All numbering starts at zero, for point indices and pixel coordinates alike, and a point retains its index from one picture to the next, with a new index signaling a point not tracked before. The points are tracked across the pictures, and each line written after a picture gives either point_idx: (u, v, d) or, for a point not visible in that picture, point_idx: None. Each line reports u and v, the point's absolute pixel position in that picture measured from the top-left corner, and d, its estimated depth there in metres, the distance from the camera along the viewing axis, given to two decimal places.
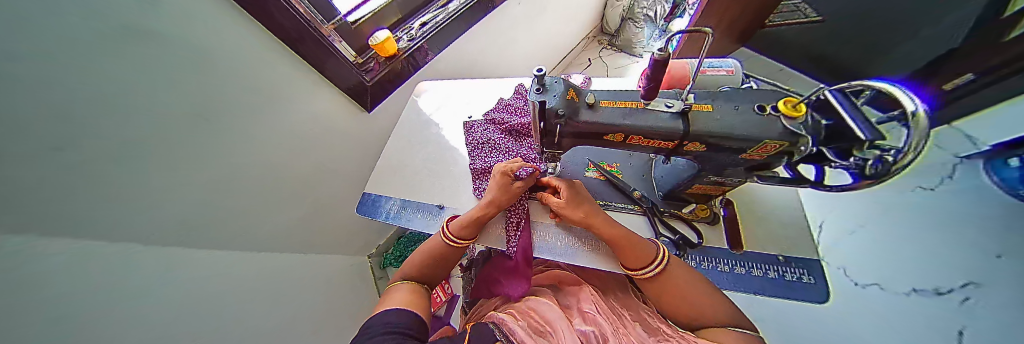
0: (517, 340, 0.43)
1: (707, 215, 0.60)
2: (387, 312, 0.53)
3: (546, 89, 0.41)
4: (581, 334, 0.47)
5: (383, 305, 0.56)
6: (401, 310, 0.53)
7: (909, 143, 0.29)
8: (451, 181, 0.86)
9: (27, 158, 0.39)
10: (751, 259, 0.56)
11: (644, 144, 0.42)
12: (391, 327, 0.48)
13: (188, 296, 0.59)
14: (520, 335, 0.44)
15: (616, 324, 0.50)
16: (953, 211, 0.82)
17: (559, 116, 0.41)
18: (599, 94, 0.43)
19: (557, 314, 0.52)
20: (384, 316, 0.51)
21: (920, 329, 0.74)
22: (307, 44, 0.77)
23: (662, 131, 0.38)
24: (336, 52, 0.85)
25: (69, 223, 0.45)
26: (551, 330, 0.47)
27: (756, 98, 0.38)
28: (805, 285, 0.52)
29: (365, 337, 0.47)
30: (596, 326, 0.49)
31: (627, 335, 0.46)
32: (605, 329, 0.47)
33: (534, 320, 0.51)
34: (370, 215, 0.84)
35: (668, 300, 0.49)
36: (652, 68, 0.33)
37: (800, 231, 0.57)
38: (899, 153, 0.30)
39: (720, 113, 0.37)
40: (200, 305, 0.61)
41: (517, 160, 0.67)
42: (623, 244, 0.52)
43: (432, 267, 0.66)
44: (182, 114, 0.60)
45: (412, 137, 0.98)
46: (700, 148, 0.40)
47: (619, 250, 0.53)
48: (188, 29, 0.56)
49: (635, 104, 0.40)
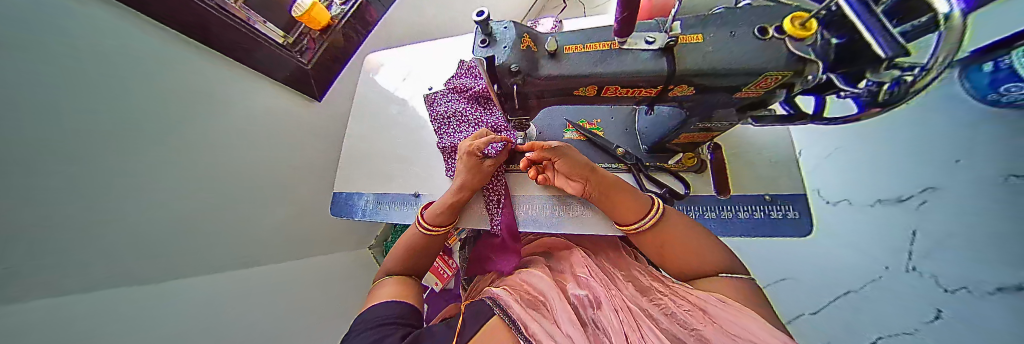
0: (513, 312, 0.40)
1: (693, 164, 0.57)
2: (375, 307, 0.49)
3: (493, 43, 0.32)
4: (575, 299, 0.45)
5: (371, 301, 0.52)
6: (397, 303, 0.51)
7: (933, 59, 0.23)
8: (421, 164, 0.78)
9: (44, 179, 0.43)
10: (739, 202, 0.54)
11: (623, 95, 0.35)
12: (385, 320, 0.45)
13: (162, 325, 0.55)
14: (515, 307, 0.42)
15: (610, 284, 0.48)
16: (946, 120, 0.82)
17: (514, 73, 0.32)
18: (563, 37, 0.33)
19: (547, 283, 0.50)
20: (379, 309, 0.48)
21: (876, 236, 0.92)
22: (216, 32, 0.67)
23: (642, 76, 0.31)
24: (263, 37, 0.76)
25: (73, 235, 0.47)
26: (544, 300, 0.45)
27: (756, 18, 0.30)
28: (791, 221, 0.52)
29: (358, 331, 0.44)
30: (589, 289, 0.47)
31: (620, 295, 0.45)
32: (598, 291, 0.45)
33: (527, 292, 0.49)
34: (346, 215, 0.78)
35: (663, 251, 0.48)
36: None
37: (788, 167, 0.55)
38: (921, 72, 0.25)
39: (711, 44, 0.29)
40: (177, 333, 0.56)
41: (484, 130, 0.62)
42: (613, 201, 0.52)
43: (414, 256, 0.62)
44: (101, 128, 0.49)
45: (371, 120, 0.87)
46: (688, 91, 0.34)
47: (610, 209, 0.53)
48: (107, 37, 0.50)
49: (606, 45, 0.32)
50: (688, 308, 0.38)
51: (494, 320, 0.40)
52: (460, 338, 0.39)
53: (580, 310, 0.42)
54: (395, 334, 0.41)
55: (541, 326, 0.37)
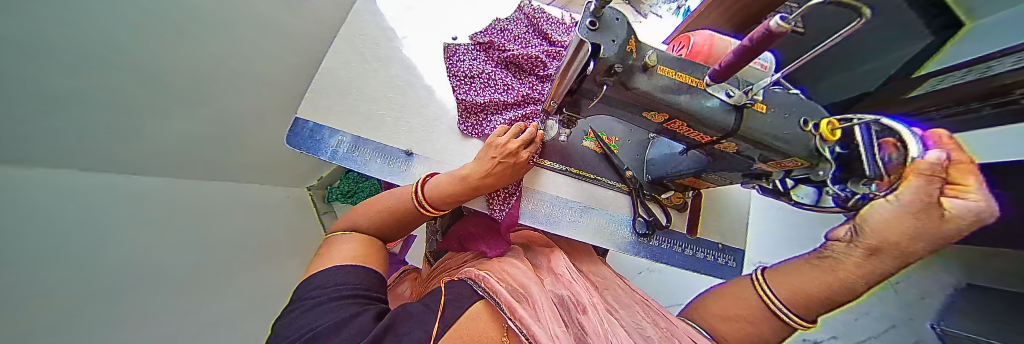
0: (499, 298, 0.40)
1: (679, 203, 0.65)
2: (340, 268, 0.44)
3: (603, 28, 0.28)
4: (556, 298, 0.46)
5: (333, 259, 0.46)
6: (359, 268, 0.45)
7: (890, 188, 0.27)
8: (422, 119, 0.69)
9: None
10: (701, 244, 0.65)
11: (679, 131, 0.38)
12: (346, 291, 0.40)
13: (20, 268, 0.40)
14: (502, 292, 0.41)
15: (590, 287, 0.51)
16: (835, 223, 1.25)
17: (610, 74, 0.31)
18: (660, 53, 0.33)
19: (529, 276, 0.50)
20: (338, 274, 0.42)
21: None
22: None
23: (710, 123, 0.34)
24: None
25: None
26: (527, 291, 0.44)
27: (802, 111, 0.35)
28: (729, 267, 0.65)
29: (318, 298, 0.39)
30: (568, 288, 0.48)
31: (599, 300, 0.47)
32: (581, 293, 0.46)
33: (509, 280, 0.47)
34: (307, 150, 0.62)
35: (746, 332, 0.33)
36: (752, 43, 0.22)
37: (741, 226, 0.68)
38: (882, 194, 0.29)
39: (772, 119, 0.34)
40: (50, 259, 0.44)
41: (520, 123, 0.55)
42: (821, 300, 0.28)
43: (392, 221, 0.55)
44: None
45: (365, 45, 0.72)
46: (731, 148, 0.38)
47: (787, 277, 0.31)
48: None
49: (691, 80, 0.33)
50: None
51: (480, 305, 0.39)
52: (442, 324, 0.36)
53: (562, 308, 0.44)
54: (365, 310, 0.38)
55: (527, 314, 0.37)
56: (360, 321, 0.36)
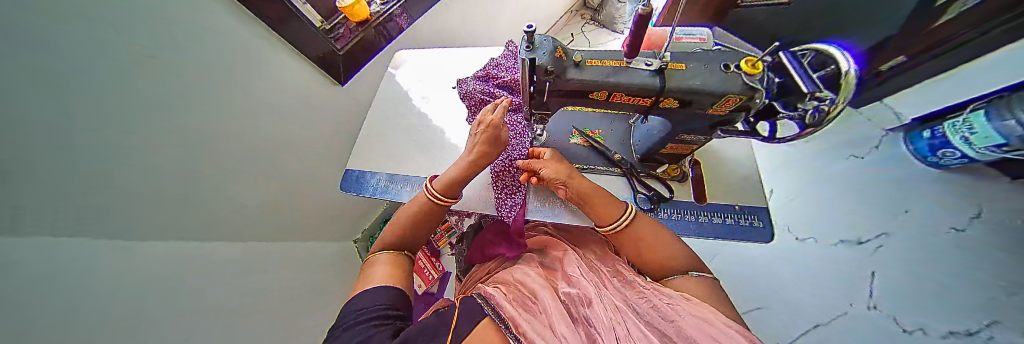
0: (504, 313, 0.36)
1: (677, 174, 0.68)
2: (368, 291, 0.43)
3: (535, 47, 0.41)
4: (565, 296, 0.43)
5: (362, 285, 0.46)
6: (384, 288, 0.44)
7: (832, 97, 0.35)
8: (439, 150, 0.85)
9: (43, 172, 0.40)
10: (714, 208, 0.64)
11: (624, 102, 0.46)
12: (370, 313, 0.38)
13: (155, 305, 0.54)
14: (506, 306, 0.38)
15: (601, 283, 0.48)
16: (866, 186, 1.34)
17: (547, 73, 0.42)
18: (585, 53, 0.45)
19: (540, 283, 0.48)
20: (362, 298, 0.41)
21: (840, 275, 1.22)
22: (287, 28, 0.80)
23: (639, 88, 0.42)
24: (300, 16, 0.81)
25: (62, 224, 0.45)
26: (534, 298, 0.42)
27: (723, 59, 0.43)
28: (756, 228, 0.61)
29: (343, 327, 0.37)
30: (579, 288, 0.45)
31: (608, 290, 0.45)
32: (590, 291, 0.43)
33: (518, 291, 0.46)
34: (354, 191, 0.79)
35: (640, 251, 0.51)
36: (635, 24, 0.33)
37: (753, 184, 0.67)
38: (832, 102, 0.35)
39: (690, 72, 0.41)
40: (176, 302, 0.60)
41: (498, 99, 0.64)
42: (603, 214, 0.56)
43: (413, 233, 0.60)
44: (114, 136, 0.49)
45: (391, 108, 0.95)
46: (673, 104, 0.44)
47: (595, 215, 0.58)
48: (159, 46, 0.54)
49: (617, 63, 0.43)
50: (667, 302, 0.37)
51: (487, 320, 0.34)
52: (454, 335, 0.32)
53: (570, 307, 0.41)
54: (386, 330, 0.34)
55: (531, 327, 0.33)
56: (376, 340, 0.32)
